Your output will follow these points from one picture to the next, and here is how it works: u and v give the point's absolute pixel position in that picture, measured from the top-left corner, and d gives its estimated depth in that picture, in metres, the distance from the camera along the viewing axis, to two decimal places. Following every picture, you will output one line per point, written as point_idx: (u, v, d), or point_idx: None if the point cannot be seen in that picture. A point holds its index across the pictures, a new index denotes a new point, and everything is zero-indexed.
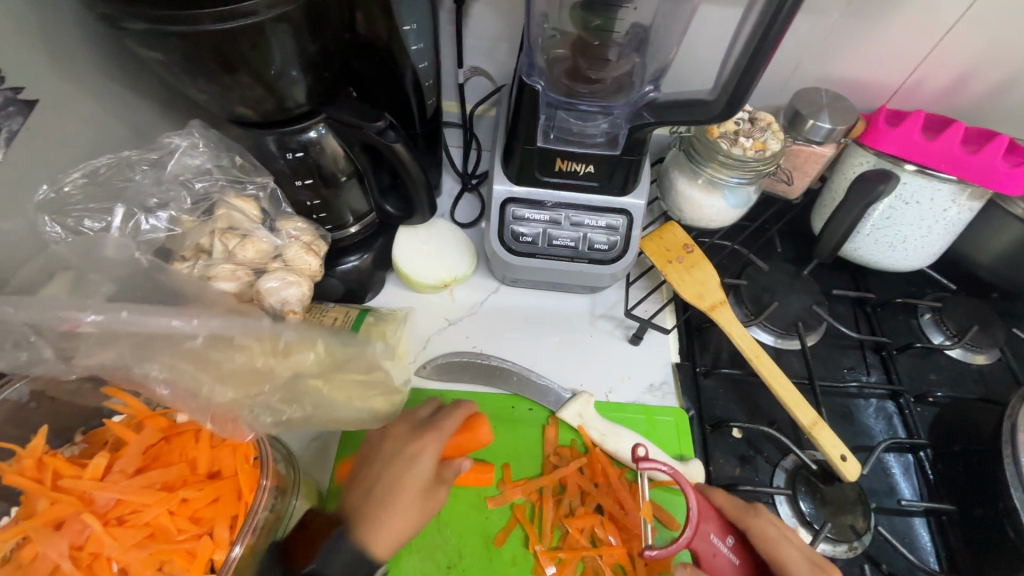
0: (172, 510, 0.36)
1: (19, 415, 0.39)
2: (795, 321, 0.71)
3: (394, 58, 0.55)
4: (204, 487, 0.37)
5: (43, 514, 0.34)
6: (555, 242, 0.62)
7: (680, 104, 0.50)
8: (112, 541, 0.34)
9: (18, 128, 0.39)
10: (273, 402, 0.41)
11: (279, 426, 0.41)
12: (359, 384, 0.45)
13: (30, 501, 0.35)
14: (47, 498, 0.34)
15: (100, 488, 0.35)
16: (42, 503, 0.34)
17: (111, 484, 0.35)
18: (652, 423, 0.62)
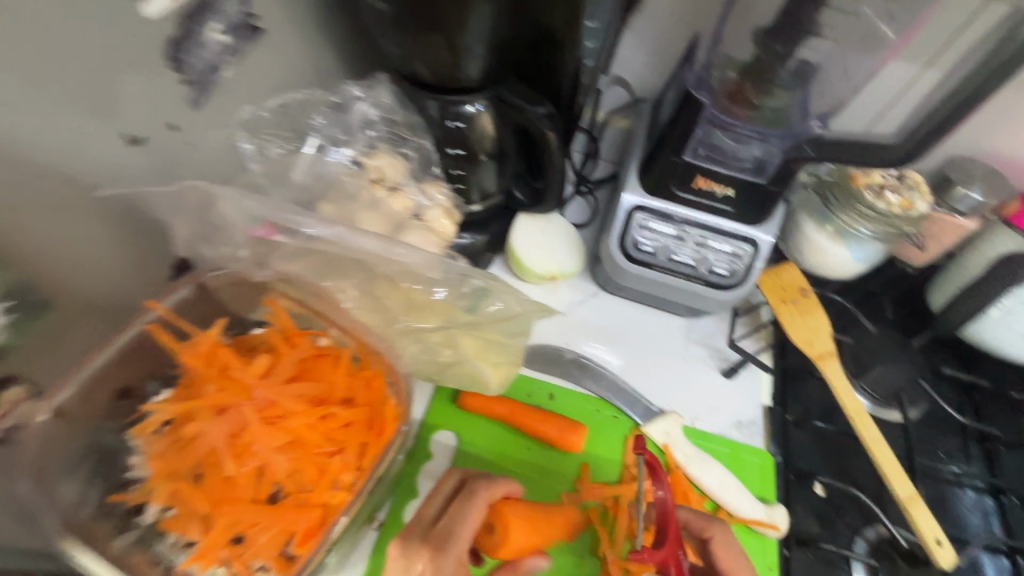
0: (312, 424, 0.38)
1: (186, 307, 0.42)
2: (897, 391, 0.68)
3: (561, 49, 0.54)
4: (343, 410, 0.39)
5: (210, 399, 0.37)
6: (674, 258, 0.61)
7: (849, 143, 0.49)
8: (261, 437, 0.37)
9: (243, 50, 0.43)
10: (428, 340, 0.45)
11: (428, 362, 0.46)
12: (494, 347, 0.47)
13: (199, 382, 0.38)
14: (216, 384, 0.38)
15: (261, 387, 0.38)
16: (210, 388, 0.38)
17: (267, 386, 0.38)
18: (736, 460, 0.61)
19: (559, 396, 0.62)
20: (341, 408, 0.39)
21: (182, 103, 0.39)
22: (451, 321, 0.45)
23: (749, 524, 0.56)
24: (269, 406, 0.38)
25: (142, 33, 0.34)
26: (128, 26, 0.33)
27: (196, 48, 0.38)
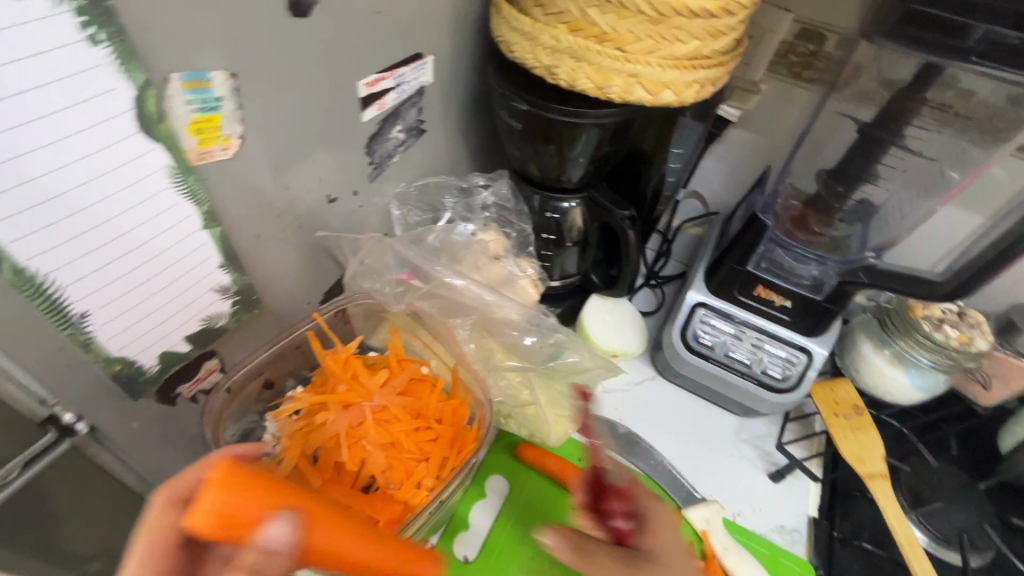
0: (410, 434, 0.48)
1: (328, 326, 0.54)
2: (957, 532, 0.66)
3: (650, 163, 0.66)
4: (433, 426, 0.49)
5: (341, 395, 0.47)
6: (730, 354, 0.67)
7: (901, 275, 0.55)
8: (373, 433, 0.46)
9: (410, 145, 0.58)
10: (512, 382, 0.55)
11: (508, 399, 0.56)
12: (565, 398, 0.56)
13: (332, 382, 0.49)
14: (346, 384, 0.48)
15: (380, 393, 0.48)
16: (341, 387, 0.48)
17: (384, 395, 0.48)
18: (775, 563, 0.61)
19: (607, 465, 0.67)
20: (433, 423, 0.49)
21: (365, 177, 0.53)
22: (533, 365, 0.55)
23: None
24: (381, 410, 0.48)
25: (355, 129, 0.49)
26: (349, 124, 0.48)
27: (382, 141, 0.53)
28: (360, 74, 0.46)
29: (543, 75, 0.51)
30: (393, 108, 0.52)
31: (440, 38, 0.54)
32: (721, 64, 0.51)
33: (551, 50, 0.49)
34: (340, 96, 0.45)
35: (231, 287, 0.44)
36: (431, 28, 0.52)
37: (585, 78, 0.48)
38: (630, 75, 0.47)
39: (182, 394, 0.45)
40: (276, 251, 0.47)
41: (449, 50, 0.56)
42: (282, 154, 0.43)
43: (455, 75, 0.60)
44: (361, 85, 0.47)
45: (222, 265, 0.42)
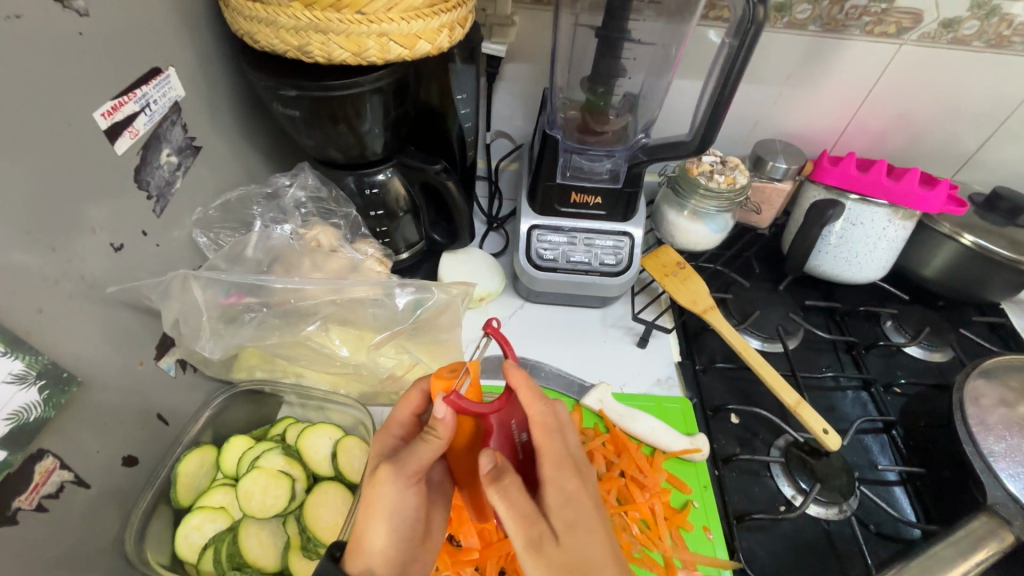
0: (506, 420, 0.46)
1: (144, 383, 0.50)
2: (777, 328, 0.83)
3: (445, 116, 0.69)
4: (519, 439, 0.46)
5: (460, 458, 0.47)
6: (572, 259, 0.76)
7: (665, 146, 0.66)
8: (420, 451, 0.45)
9: (189, 165, 0.54)
10: (387, 351, 0.60)
11: (400, 368, 0.61)
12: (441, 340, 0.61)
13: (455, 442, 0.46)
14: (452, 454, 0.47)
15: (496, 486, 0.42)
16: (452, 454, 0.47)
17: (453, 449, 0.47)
18: (661, 409, 0.73)
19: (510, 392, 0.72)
20: (492, 460, 0.42)
21: (150, 214, 0.49)
22: (401, 325, 0.59)
23: (679, 455, 0.67)
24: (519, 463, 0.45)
25: (113, 164, 0.44)
26: (104, 161, 0.43)
27: (155, 170, 0.49)
28: (90, 105, 0.41)
29: (297, 57, 0.50)
30: (151, 133, 0.48)
31: (174, 47, 0.51)
32: (463, 6, 0.54)
33: (294, 31, 0.48)
34: (78, 134, 0.41)
35: (29, 371, 0.37)
36: (157, 38, 0.48)
37: (338, 48, 0.49)
38: (378, 34, 0.49)
39: (22, 508, 0.38)
40: (77, 322, 0.42)
41: (188, 56, 0.53)
42: (34, 214, 0.38)
43: (210, 82, 0.56)
44: (97, 116, 0.42)
45: (6, 352, 0.36)
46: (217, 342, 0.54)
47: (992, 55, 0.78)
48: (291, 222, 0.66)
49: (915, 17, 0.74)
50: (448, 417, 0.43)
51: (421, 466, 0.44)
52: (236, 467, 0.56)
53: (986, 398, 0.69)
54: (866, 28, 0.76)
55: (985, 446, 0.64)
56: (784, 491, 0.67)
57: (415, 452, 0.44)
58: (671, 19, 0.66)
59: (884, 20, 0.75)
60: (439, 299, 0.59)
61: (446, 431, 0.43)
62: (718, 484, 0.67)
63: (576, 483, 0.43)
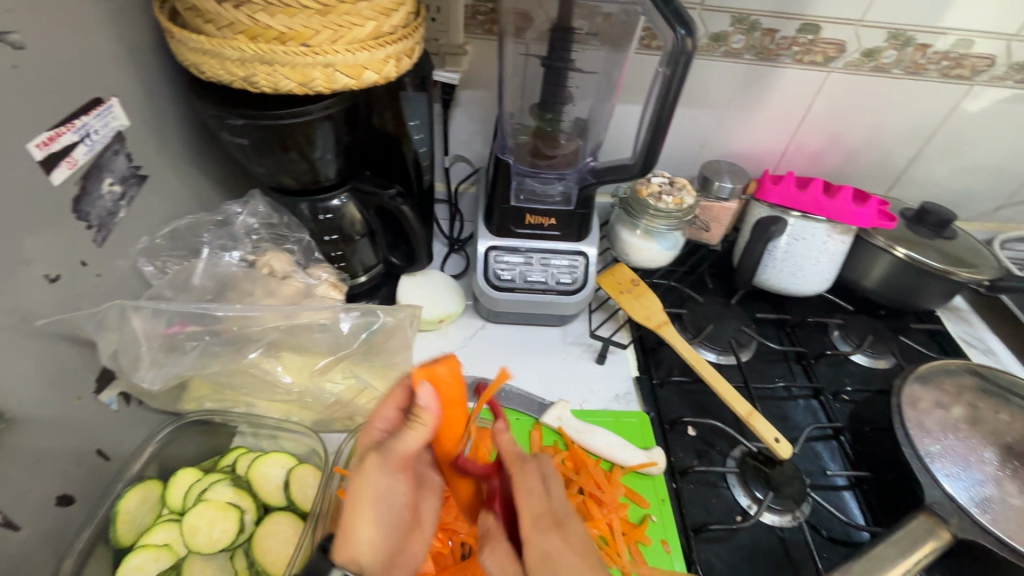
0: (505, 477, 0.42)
1: (81, 417, 0.48)
2: (730, 341, 0.86)
3: (401, 143, 0.71)
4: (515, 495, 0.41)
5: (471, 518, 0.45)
6: (529, 279, 0.77)
7: (611, 168, 0.69)
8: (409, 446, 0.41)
9: (134, 194, 0.54)
10: (338, 375, 0.59)
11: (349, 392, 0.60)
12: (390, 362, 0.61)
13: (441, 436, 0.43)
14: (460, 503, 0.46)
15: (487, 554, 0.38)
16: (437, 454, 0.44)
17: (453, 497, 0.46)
18: (619, 424, 0.74)
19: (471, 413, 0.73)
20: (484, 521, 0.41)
21: (90, 244, 0.49)
22: (346, 351, 0.60)
23: (637, 469, 0.68)
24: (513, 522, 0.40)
25: (48, 194, 0.44)
26: (38, 193, 0.43)
27: (96, 200, 0.49)
28: (24, 136, 0.41)
29: (243, 87, 0.51)
30: (91, 162, 0.48)
31: (117, 78, 0.51)
32: (410, 38, 0.56)
33: (239, 62, 0.49)
34: (9, 166, 0.40)
35: None
36: (98, 70, 0.48)
37: (283, 79, 0.50)
38: (324, 65, 0.50)
39: None
40: (7, 357, 0.41)
41: (133, 87, 0.53)
42: None
43: (157, 111, 0.56)
44: (31, 147, 0.42)
45: None
46: (156, 372, 0.53)
47: (911, 81, 0.84)
48: (241, 248, 0.66)
49: (839, 47, 0.80)
50: (433, 405, 0.40)
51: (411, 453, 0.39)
52: (183, 501, 0.54)
53: (924, 402, 0.73)
54: (796, 57, 0.82)
55: (922, 448, 0.68)
56: (739, 501, 0.69)
57: (403, 440, 0.39)
58: (615, 47, 0.70)
59: (812, 50, 0.81)
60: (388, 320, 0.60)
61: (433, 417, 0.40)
62: (676, 497, 0.68)
63: (560, 542, 0.37)
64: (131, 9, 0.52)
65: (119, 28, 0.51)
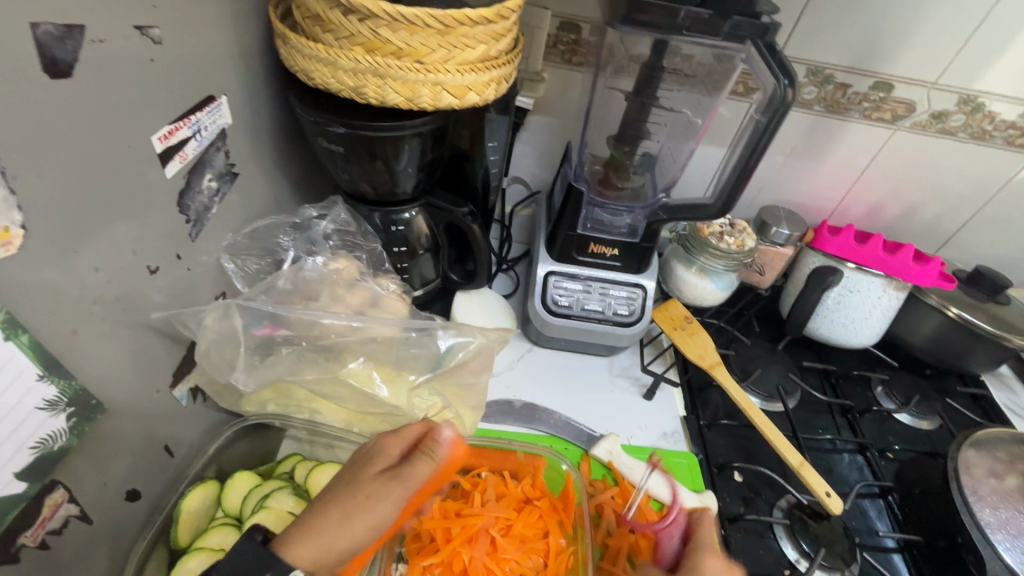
0: None
1: (155, 411, 0.48)
2: (777, 387, 0.85)
3: (475, 161, 0.72)
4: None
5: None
6: (586, 307, 0.77)
7: (685, 206, 0.69)
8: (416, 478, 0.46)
9: (227, 191, 0.54)
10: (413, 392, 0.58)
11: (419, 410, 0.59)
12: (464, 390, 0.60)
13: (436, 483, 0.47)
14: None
15: None
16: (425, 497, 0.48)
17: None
18: (668, 463, 0.73)
19: (520, 438, 0.72)
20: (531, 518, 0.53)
21: (186, 238, 0.49)
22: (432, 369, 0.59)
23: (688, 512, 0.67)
24: None
25: (160, 185, 0.44)
26: (152, 184, 0.43)
27: (196, 195, 0.49)
28: (149, 128, 0.41)
29: (349, 96, 0.52)
30: (198, 158, 0.48)
31: (228, 77, 0.51)
32: (510, 63, 0.57)
33: (352, 72, 0.50)
34: (134, 156, 0.40)
35: (62, 398, 0.35)
36: (214, 68, 0.49)
37: (393, 93, 0.51)
38: (433, 84, 0.51)
39: (26, 545, 0.36)
40: (108, 344, 0.40)
41: (240, 86, 0.54)
42: (84, 232, 0.37)
43: (255, 111, 0.57)
44: (154, 139, 0.42)
45: (43, 376, 0.34)
46: (249, 375, 0.53)
47: (977, 146, 0.85)
48: (322, 253, 0.65)
49: (909, 107, 0.81)
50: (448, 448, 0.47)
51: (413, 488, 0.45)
52: (240, 507, 0.53)
53: (977, 469, 0.71)
54: (865, 112, 0.83)
55: (981, 518, 0.66)
56: (790, 555, 0.67)
57: (414, 469, 0.45)
58: (705, 90, 0.71)
59: (882, 107, 0.82)
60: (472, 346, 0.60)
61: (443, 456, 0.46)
62: (725, 543, 0.67)
63: None
64: (249, 13, 0.53)
65: (237, 29, 0.52)
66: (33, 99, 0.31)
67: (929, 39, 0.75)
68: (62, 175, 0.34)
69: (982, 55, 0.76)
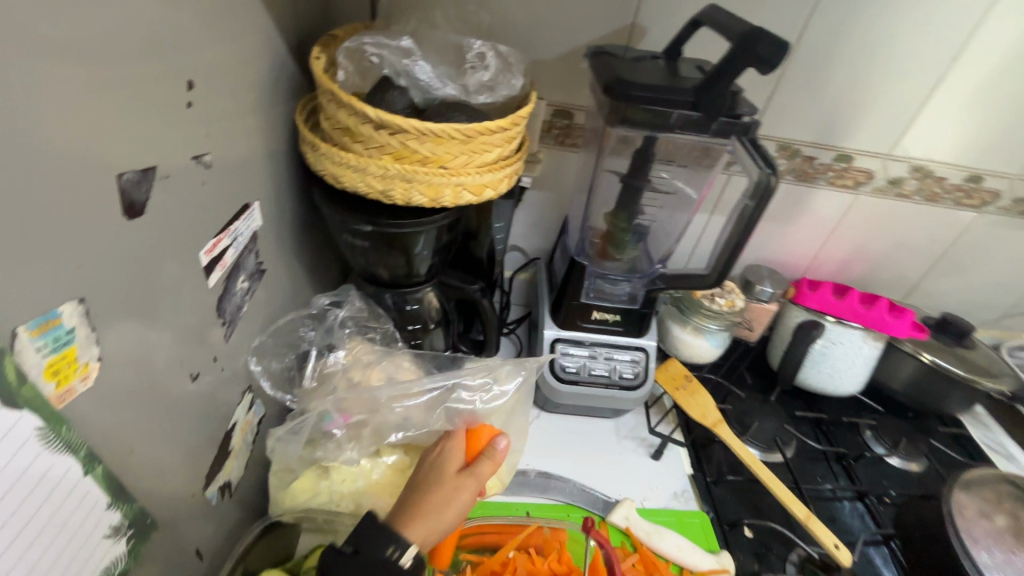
0: None
1: (189, 516, 0.47)
2: (774, 438, 0.89)
3: (480, 238, 0.75)
4: None
5: None
6: (593, 373, 0.80)
7: (682, 276, 0.74)
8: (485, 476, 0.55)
9: (255, 289, 0.56)
10: None
11: None
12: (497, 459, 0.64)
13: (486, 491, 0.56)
14: None
15: None
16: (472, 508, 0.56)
17: None
18: (682, 524, 0.74)
19: (538, 510, 0.72)
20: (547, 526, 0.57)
21: (221, 339, 0.50)
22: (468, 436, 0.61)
23: (707, 574, 0.69)
24: None
25: (202, 295, 0.46)
26: (198, 295, 0.45)
27: (230, 297, 0.51)
28: (197, 245, 0.44)
29: (377, 198, 0.55)
30: (234, 263, 0.50)
31: (259, 184, 0.54)
32: (521, 160, 0.62)
33: (381, 178, 0.54)
34: (185, 273, 0.42)
35: (124, 522, 0.36)
36: (249, 178, 0.52)
37: (418, 194, 0.54)
38: (456, 185, 0.55)
39: None
40: (157, 455, 0.41)
41: (268, 188, 0.57)
42: (143, 352, 0.38)
43: (279, 209, 0.60)
44: (200, 254, 0.44)
45: (111, 504, 0.35)
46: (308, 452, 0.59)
47: (930, 207, 0.94)
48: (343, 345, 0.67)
49: (868, 175, 0.90)
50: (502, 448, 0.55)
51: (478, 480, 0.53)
52: None
53: (969, 510, 0.75)
54: (830, 180, 0.91)
55: (980, 560, 0.70)
56: None
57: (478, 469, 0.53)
58: (695, 169, 0.77)
59: (845, 175, 0.90)
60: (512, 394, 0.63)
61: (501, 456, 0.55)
62: None
63: None
64: (277, 122, 0.57)
65: (268, 138, 0.55)
66: (111, 241, 0.33)
67: (881, 117, 0.84)
68: (128, 302, 0.36)
69: (927, 131, 0.86)
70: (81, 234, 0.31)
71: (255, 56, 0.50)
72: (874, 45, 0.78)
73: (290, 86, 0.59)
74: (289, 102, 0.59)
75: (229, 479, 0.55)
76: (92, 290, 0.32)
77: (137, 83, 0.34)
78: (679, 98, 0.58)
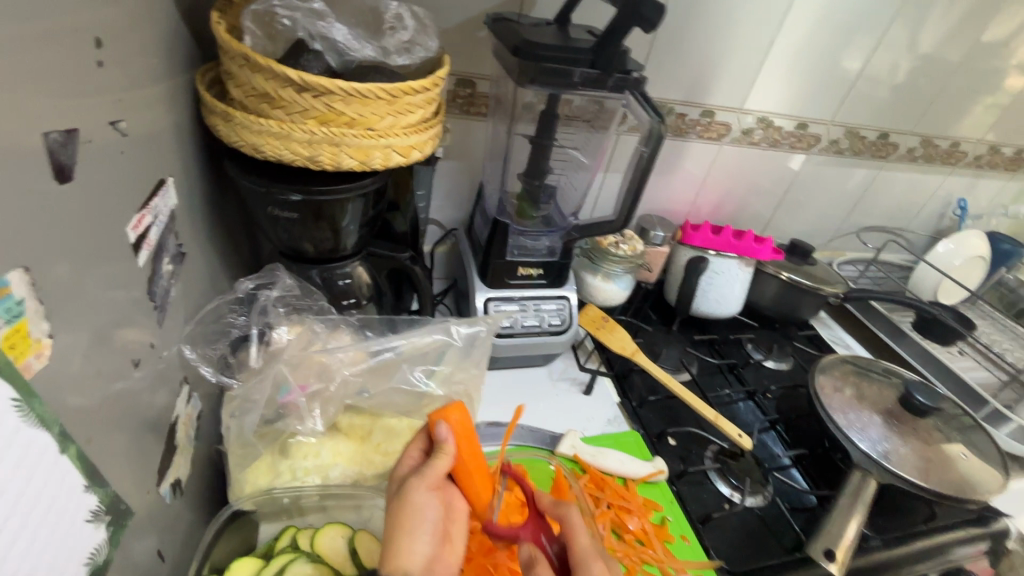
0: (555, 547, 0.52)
1: (149, 513, 0.45)
2: (680, 360, 1.04)
3: (402, 209, 0.76)
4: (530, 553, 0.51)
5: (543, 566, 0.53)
6: (525, 325, 0.86)
7: (594, 223, 0.82)
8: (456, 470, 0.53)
9: (179, 273, 0.53)
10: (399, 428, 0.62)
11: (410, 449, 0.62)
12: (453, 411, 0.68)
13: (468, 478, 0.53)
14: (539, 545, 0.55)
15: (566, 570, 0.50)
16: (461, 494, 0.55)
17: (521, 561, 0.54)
18: (619, 443, 0.84)
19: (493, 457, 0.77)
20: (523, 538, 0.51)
21: (155, 325, 0.47)
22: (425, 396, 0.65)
23: (647, 478, 0.79)
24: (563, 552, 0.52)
25: (134, 274, 0.43)
26: (129, 274, 0.42)
27: (158, 280, 0.48)
28: (123, 219, 0.41)
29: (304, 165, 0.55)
30: (158, 243, 0.47)
31: (169, 160, 0.51)
32: (440, 123, 0.64)
33: (307, 143, 0.53)
34: (116, 249, 0.39)
35: (101, 508, 0.36)
36: (160, 152, 0.49)
37: (347, 158, 0.55)
38: (385, 146, 0.56)
39: None
40: (114, 445, 0.39)
41: (178, 164, 0.53)
42: (89, 334, 0.35)
43: (190, 188, 0.56)
44: (128, 230, 0.41)
45: (87, 487, 0.35)
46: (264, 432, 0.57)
47: (775, 152, 1.13)
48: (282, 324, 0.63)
49: (727, 128, 1.06)
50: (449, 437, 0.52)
51: (436, 476, 0.50)
52: None
53: (828, 387, 0.94)
54: (699, 134, 1.06)
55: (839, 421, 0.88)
56: (725, 491, 0.82)
57: (432, 466, 0.50)
58: (593, 128, 0.86)
59: (710, 128, 1.05)
60: (466, 350, 0.67)
61: (450, 446, 0.52)
62: (679, 497, 0.79)
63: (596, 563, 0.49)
64: (178, 93, 0.53)
65: (172, 110, 0.52)
66: (47, 207, 0.31)
67: (733, 78, 1.00)
68: (68, 277, 0.33)
69: (767, 89, 1.03)
70: (20, 196, 0.28)
71: (150, 18, 0.47)
72: (722, 18, 0.92)
73: (186, 54, 0.55)
74: (187, 72, 0.55)
75: (179, 476, 0.52)
76: (36, 261, 0.30)
77: (50, 33, 0.31)
78: (579, 58, 0.65)
